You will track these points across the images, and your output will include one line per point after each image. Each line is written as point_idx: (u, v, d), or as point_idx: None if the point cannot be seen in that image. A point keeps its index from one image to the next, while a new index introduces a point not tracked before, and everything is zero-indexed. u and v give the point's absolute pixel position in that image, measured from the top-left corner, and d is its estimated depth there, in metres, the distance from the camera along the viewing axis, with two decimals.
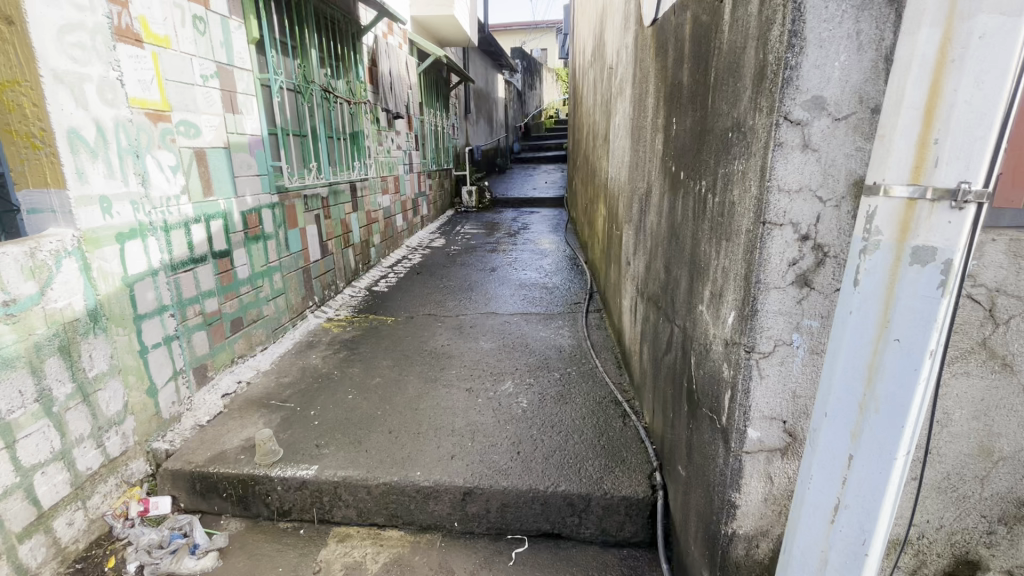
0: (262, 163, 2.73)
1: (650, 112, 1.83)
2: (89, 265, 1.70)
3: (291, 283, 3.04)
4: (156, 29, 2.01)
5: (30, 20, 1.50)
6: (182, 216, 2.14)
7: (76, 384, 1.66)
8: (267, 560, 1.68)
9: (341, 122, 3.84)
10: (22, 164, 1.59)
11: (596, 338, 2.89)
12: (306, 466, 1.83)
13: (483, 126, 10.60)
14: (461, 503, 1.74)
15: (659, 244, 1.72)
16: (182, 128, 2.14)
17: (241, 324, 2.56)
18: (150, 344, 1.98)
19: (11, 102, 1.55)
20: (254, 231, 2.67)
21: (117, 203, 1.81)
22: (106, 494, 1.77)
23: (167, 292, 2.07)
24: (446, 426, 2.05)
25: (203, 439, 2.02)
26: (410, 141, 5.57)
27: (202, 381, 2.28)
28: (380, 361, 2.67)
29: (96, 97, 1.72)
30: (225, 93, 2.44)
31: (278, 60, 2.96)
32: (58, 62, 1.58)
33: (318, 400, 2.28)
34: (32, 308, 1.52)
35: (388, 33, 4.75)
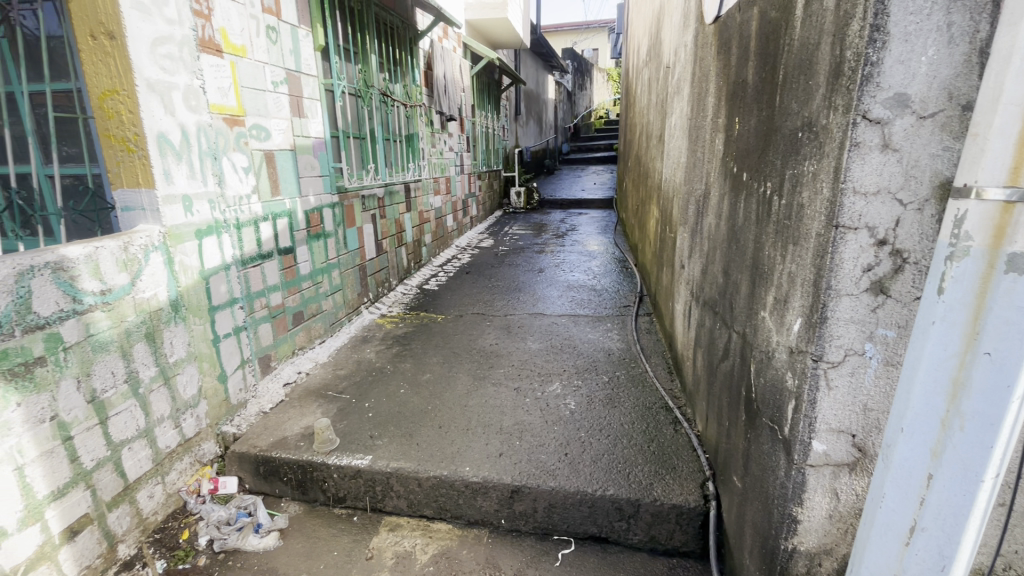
0: (324, 165, 2.86)
1: (710, 112, 1.79)
2: (172, 259, 1.85)
3: (348, 280, 3.17)
4: (234, 39, 2.14)
5: (128, 34, 1.64)
6: (253, 214, 2.28)
7: (158, 369, 1.80)
8: (323, 543, 1.76)
9: (398, 124, 3.96)
10: (118, 165, 1.75)
11: (646, 342, 2.84)
12: (361, 456, 1.90)
13: (533, 126, 10.66)
14: (508, 501, 1.75)
15: (717, 246, 1.68)
16: (255, 131, 2.28)
17: (302, 318, 2.70)
18: (222, 334, 2.12)
19: (111, 110, 1.70)
20: (316, 229, 2.80)
21: (197, 202, 1.95)
22: (182, 471, 1.91)
23: (238, 286, 2.20)
24: (494, 424, 2.08)
25: (266, 424, 2.14)
26: (462, 143, 5.67)
27: (267, 370, 2.42)
28: (430, 357, 2.74)
29: (182, 103, 1.86)
30: (293, 98, 2.57)
31: (341, 67, 3.09)
32: (150, 72, 1.73)
33: (372, 393, 2.37)
34: (124, 297, 1.67)
35: (442, 38, 4.87)
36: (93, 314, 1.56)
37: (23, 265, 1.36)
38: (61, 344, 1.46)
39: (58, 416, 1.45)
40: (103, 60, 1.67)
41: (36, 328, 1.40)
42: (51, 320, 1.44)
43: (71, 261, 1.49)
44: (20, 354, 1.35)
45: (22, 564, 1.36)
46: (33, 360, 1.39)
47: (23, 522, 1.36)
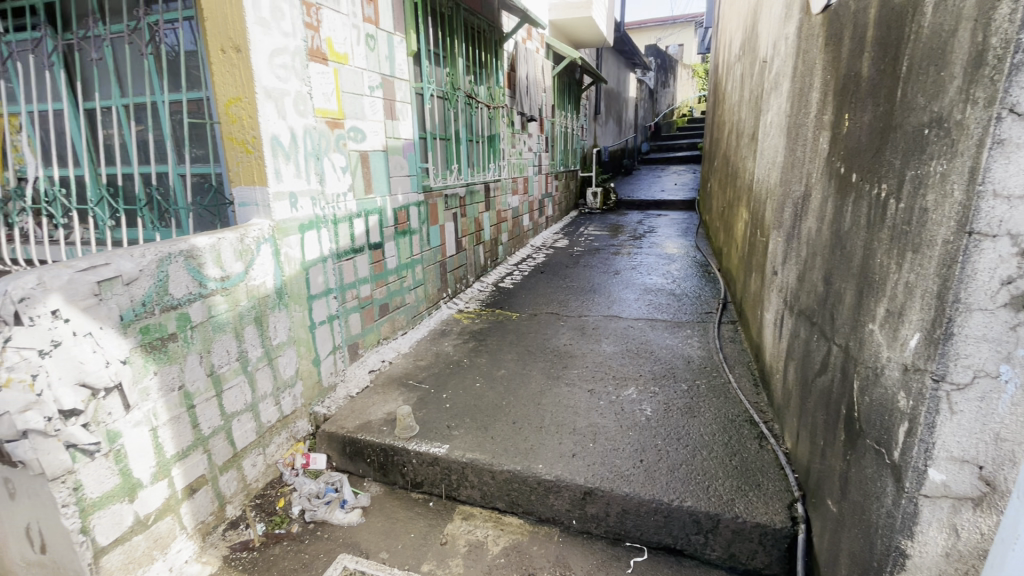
0: (412, 165, 3.00)
1: (814, 108, 1.67)
2: (279, 250, 2.03)
3: (429, 275, 3.30)
4: (338, 48, 2.31)
5: (252, 47, 1.83)
6: (348, 211, 2.44)
7: (264, 350, 1.99)
8: (401, 524, 1.86)
9: (481, 125, 4.06)
10: (238, 165, 1.95)
11: (730, 351, 2.70)
12: (438, 444, 1.98)
13: (613, 126, 10.48)
14: (581, 502, 1.75)
15: (817, 252, 1.57)
16: (353, 133, 2.44)
17: (387, 310, 2.85)
18: (318, 321, 2.29)
19: (234, 115, 1.90)
20: (403, 226, 2.94)
21: (301, 198, 2.12)
22: (280, 444, 2.09)
23: (334, 277, 2.38)
24: (568, 423, 2.08)
25: (353, 408, 2.29)
26: (541, 143, 5.70)
27: (354, 357, 2.58)
28: (505, 354, 2.79)
29: (293, 109, 2.04)
30: (387, 102, 2.72)
31: (431, 71, 3.23)
32: (268, 81, 1.91)
33: (449, 384, 2.46)
34: (239, 284, 1.86)
35: (526, 39, 4.93)
36: (214, 298, 1.75)
37: (163, 252, 1.56)
38: (189, 322, 1.66)
39: (184, 386, 1.65)
40: (230, 71, 1.86)
41: (171, 308, 1.59)
42: (183, 301, 1.63)
43: (199, 250, 1.68)
44: (157, 330, 1.55)
45: (153, 513, 1.56)
46: (168, 335, 1.58)
47: (155, 476, 1.56)
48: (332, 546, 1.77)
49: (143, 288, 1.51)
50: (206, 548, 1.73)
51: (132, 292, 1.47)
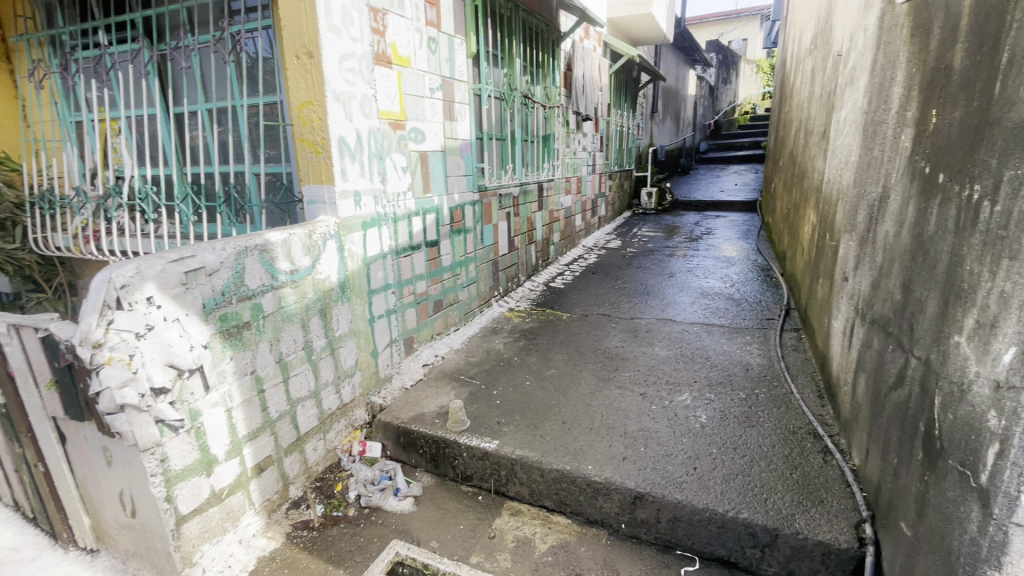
0: (469, 165, 3.06)
1: (896, 103, 1.56)
2: (343, 246, 2.13)
3: (482, 273, 3.35)
4: (402, 52, 2.39)
5: (323, 53, 1.93)
6: (407, 210, 2.52)
7: (327, 340, 2.09)
8: (451, 516, 1.90)
9: (536, 124, 4.08)
10: (308, 165, 2.06)
11: (792, 360, 2.58)
12: (488, 440, 2.01)
13: (670, 124, 10.20)
14: (630, 506, 1.72)
15: (895, 257, 1.47)
16: (413, 134, 2.51)
17: (441, 306, 2.92)
18: (376, 315, 2.38)
19: (306, 118, 2.01)
20: (458, 225, 3.01)
21: (364, 197, 2.21)
22: (339, 431, 2.20)
23: (392, 273, 2.47)
24: (619, 426, 2.06)
25: (407, 399, 2.37)
26: (596, 142, 5.65)
27: (409, 351, 2.67)
28: (555, 353, 2.79)
29: (359, 111, 2.13)
30: (447, 103, 2.79)
31: (489, 72, 3.28)
32: (337, 84, 2.00)
33: (500, 381, 2.49)
34: (307, 277, 1.97)
35: (583, 38, 4.90)
36: (284, 290, 1.86)
37: (241, 246, 1.68)
38: (261, 312, 1.77)
39: (256, 371, 1.77)
40: (304, 75, 1.97)
41: (246, 298, 1.71)
42: (257, 292, 1.75)
43: (272, 244, 1.80)
44: (234, 318, 1.67)
45: (226, 488, 1.68)
46: (243, 323, 1.70)
47: (229, 453, 1.68)
48: (386, 531, 1.84)
49: (223, 279, 1.62)
50: (271, 524, 1.84)
51: (214, 282, 1.59)
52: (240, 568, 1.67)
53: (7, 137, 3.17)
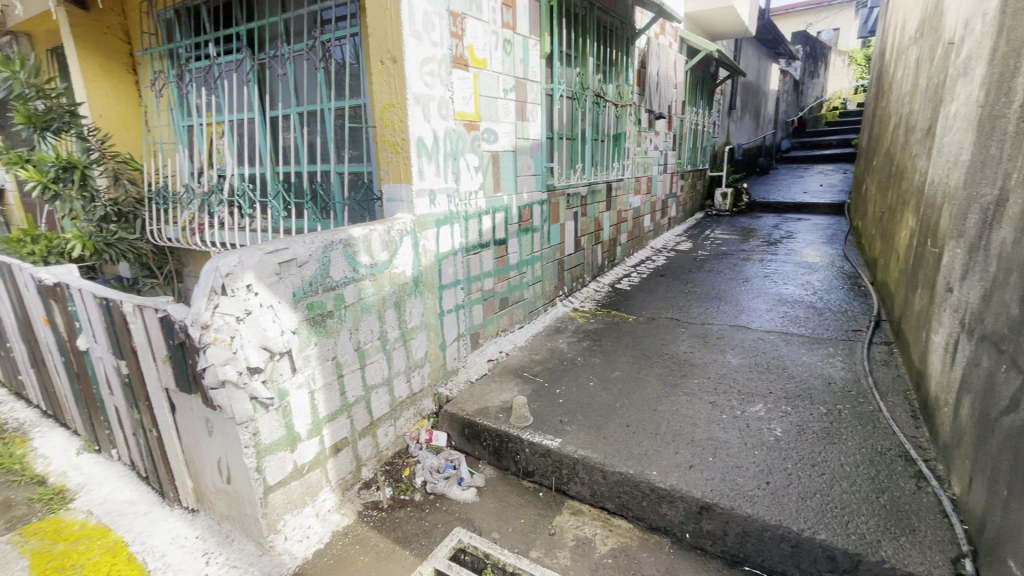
0: (539, 165, 3.08)
1: (1020, 97, 1.41)
2: (418, 242, 2.22)
3: (547, 272, 3.37)
4: (479, 55, 2.45)
5: (406, 58, 2.02)
6: (478, 208, 2.59)
7: (400, 331, 2.20)
8: (512, 509, 1.94)
9: (608, 124, 4.03)
10: (388, 165, 2.17)
11: (882, 376, 2.38)
12: (551, 437, 2.03)
13: (749, 122, 9.68)
14: (696, 516, 1.67)
15: (1012, 268, 1.33)
16: (486, 135, 2.57)
17: (507, 303, 2.97)
18: (446, 309, 2.47)
19: (388, 120, 2.12)
20: (526, 224, 3.04)
21: (439, 195, 2.30)
22: (408, 419, 2.30)
23: (462, 270, 2.54)
24: (686, 434, 2.00)
25: (472, 392, 2.43)
26: (668, 141, 5.48)
27: (475, 346, 2.74)
28: (621, 356, 2.76)
29: (437, 112, 2.21)
30: (519, 104, 2.83)
31: (562, 72, 3.28)
32: (418, 88, 2.09)
33: (563, 380, 2.50)
34: (385, 271, 2.08)
35: (659, 34, 4.78)
36: (364, 282, 1.98)
37: (327, 240, 1.80)
38: (343, 302, 1.89)
39: (337, 357, 1.89)
40: (388, 80, 2.08)
41: (330, 289, 1.83)
42: (340, 283, 1.87)
43: (355, 240, 1.91)
44: (319, 307, 1.79)
45: (306, 464, 1.81)
46: (327, 312, 1.83)
47: (310, 432, 1.81)
48: (449, 518, 1.90)
49: (311, 270, 1.75)
50: (345, 501, 1.97)
51: (304, 273, 1.72)
52: (317, 539, 1.80)
53: (131, 140, 3.59)
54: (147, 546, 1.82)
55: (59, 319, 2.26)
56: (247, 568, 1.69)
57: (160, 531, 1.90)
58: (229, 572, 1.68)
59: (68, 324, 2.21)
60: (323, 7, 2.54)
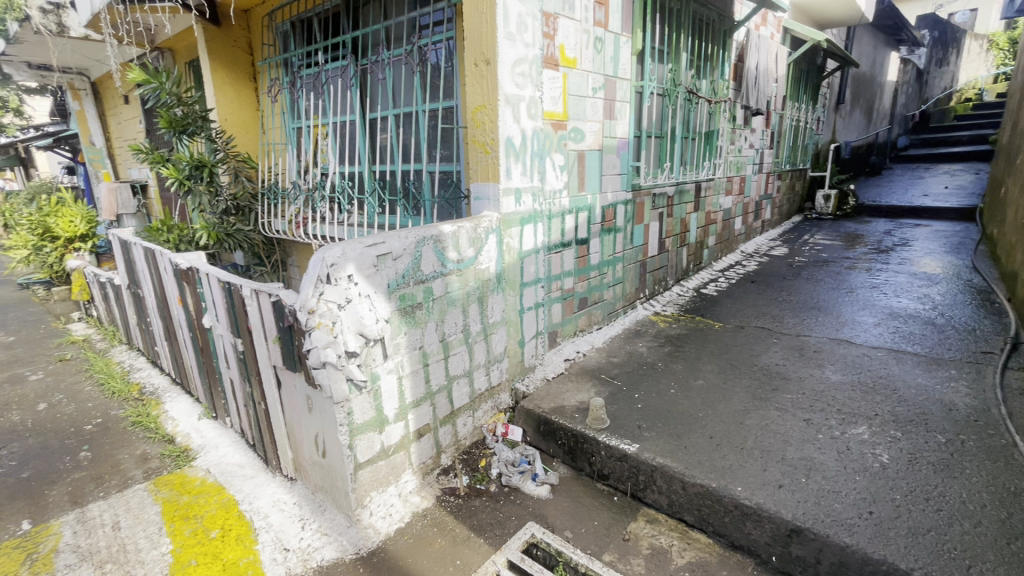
0: (625, 164, 3.03)
1: None
2: (502, 240, 2.27)
3: (629, 274, 3.30)
4: (569, 54, 2.45)
5: (499, 60, 2.07)
6: (562, 208, 2.60)
7: (482, 326, 2.26)
8: (585, 510, 1.93)
9: (699, 121, 3.86)
10: (477, 164, 2.24)
11: (1019, 407, 2.08)
12: (628, 442, 1.99)
13: (860, 117, 8.80)
14: (785, 539, 1.57)
15: None
16: (573, 134, 2.57)
17: (586, 303, 2.95)
18: (526, 307, 2.50)
19: (479, 121, 2.19)
20: (609, 224, 3.00)
21: (525, 194, 2.34)
22: (485, 411, 2.37)
23: (543, 269, 2.56)
24: (776, 451, 1.87)
25: (549, 390, 2.45)
26: (765, 139, 5.14)
27: (552, 344, 2.76)
28: (705, 364, 2.64)
29: (526, 112, 2.25)
30: (608, 102, 2.79)
31: (653, 68, 3.19)
32: (509, 88, 2.14)
33: (642, 385, 2.44)
34: (470, 267, 2.15)
35: (760, 24, 4.52)
36: (451, 277, 2.06)
37: (420, 235, 1.89)
38: (431, 295, 1.98)
39: (423, 347, 1.99)
40: (481, 81, 2.14)
41: (420, 282, 1.92)
42: (429, 277, 1.96)
43: (445, 236, 2.00)
44: (410, 298, 1.90)
45: (392, 445, 1.93)
46: (417, 304, 1.93)
47: (397, 416, 1.92)
48: (523, 512, 1.93)
49: (404, 263, 1.85)
50: (425, 485, 2.06)
51: (398, 266, 1.82)
52: (399, 517, 1.91)
53: (250, 141, 3.96)
54: (254, 506, 2.03)
55: (189, 300, 2.58)
56: (336, 537, 1.83)
57: (264, 494, 2.11)
58: (321, 539, 1.83)
59: (196, 304, 2.51)
60: (421, 13, 2.67)
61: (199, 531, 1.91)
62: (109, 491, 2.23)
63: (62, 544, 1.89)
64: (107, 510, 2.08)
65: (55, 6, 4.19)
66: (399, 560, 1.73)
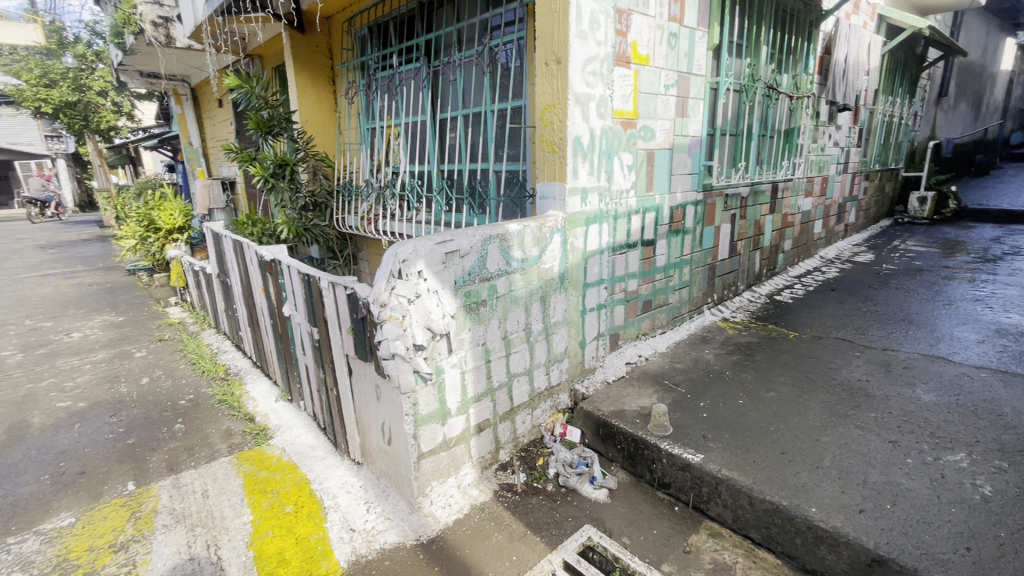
0: (696, 163, 2.92)
1: None
2: (567, 239, 2.26)
3: (697, 277, 3.18)
4: (642, 50, 2.40)
5: (570, 59, 2.06)
6: (628, 208, 2.55)
7: (544, 325, 2.27)
8: (644, 517, 1.89)
9: (778, 118, 3.65)
10: (544, 164, 2.25)
11: None
12: (692, 452, 1.93)
13: (965, 112, 7.95)
14: (865, 568, 1.46)
15: None
16: (643, 133, 2.51)
17: (650, 306, 2.88)
18: (588, 308, 2.48)
19: (548, 120, 2.19)
20: (677, 225, 2.91)
21: (591, 194, 2.31)
22: (544, 410, 2.37)
23: (607, 269, 2.53)
24: (857, 473, 1.74)
25: (609, 393, 2.41)
26: (852, 136, 4.77)
27: (614, 347, 2.71)
28: (777, 375, 2.50)
29: (596, 111, 2.22)
30: (680, 99, 2.70)
31: (730, 63, 3.05)
32: (579, 87, 2.12)
33: (708, 394, 2.35)
34: (534, 266, 2.16)
35: (851, 13, 4.20)
36: (514, 276, 2.08)
37: (486, 234, 1.92)
38: (495, 293, 2.01)
39: (486, 344, 2.02)
40: (551, 80, 2.14)
41: (485, 280, 1.96)
42: (494, 275, 1.99)
43: (510, 234, 2.02)
44: (475, 295, 1.94)
45: (454, 438, 1.98)
46: (481, 301, 1.96)
47: (459, 409, 1.97)
48: (580, 514, 1.92)
49: (471, 261, 1.89)
50: (483, 479, 2.10)
51: (464, 263, 1.86)
52: (458, 508, 1.96)
53: (327, 140, 4.18)
54: (324, 486, 2.16)
55: (272, 289, 2.77)
56: (398, 522, 1.91)
57: (333, 476, 2.23)
58: (384, 522, 1.92)
59: (277, 294, 2.69)
60: (493, 14, 2.72)
61: (276, 505, 2.06)
62: (199, 461, 2.45)
63: (160, 506, 2.10)
64: (197, 479, 2.29)
65: (165, 19, 4.64)
66: (457, 550, 1.77)
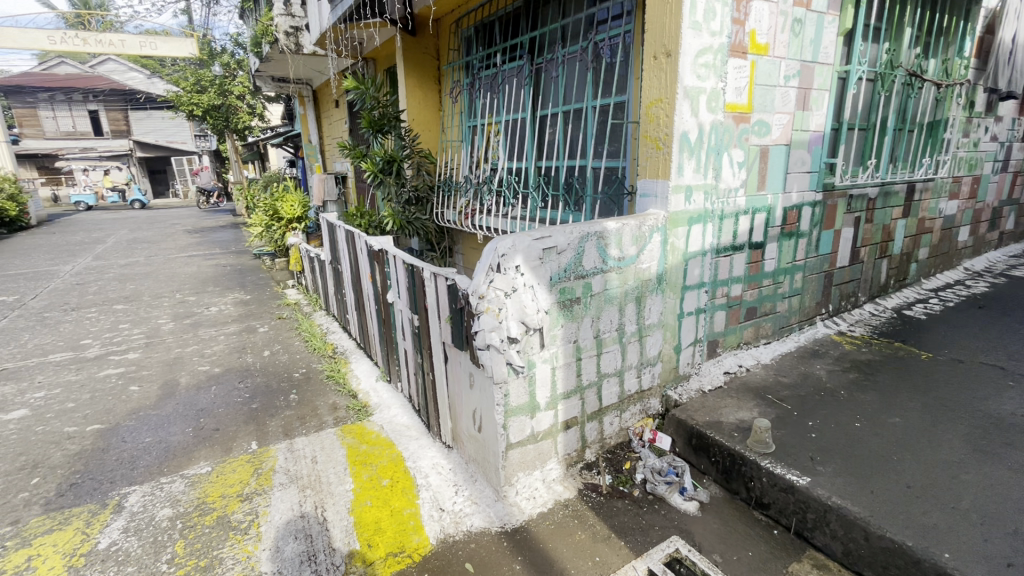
0: (816, 160, 2.67)
1: None
2: (667, 239, 2.18)
3: (810, 285, 2.91)
4: (760, 39, 2.23)
5: (681, 51, 1.98)
6: (736, 208, 2.39)
7: (638, 326, 2.21)
8: (738, 537, 1.78)
9: (920, 108, 3.22)
10: (647, 160, 2.19)
11: None
12: (798, 474, 1.78)
13: None
14: None
15: None
16: (757, 128, 2.35)
17: (754, 314, 2.69)
18: (686, 311, 2.38)
19: (653, 115, 2.12)
20: (791, 228, 2.68)
21: (696, 192, 2.20)
22: (633, 414, 2.32)
23: (709, 272, 2.40)
24: (1006, 522, 1.50)
25: (705, 403, 2.29)
26: (1016, 129, 4.08)
27: (711, 354, 2.57)
28: (904, 399, 2.22)
29: (706, 105, 2.11)
30: (802, 91, 2.48)
31: (864, 49, 2.74)
32: (689, 81, 2.03)
33: (818, 413, 2.15)
34: (631, 265, 2.10)
35: None
36: (610, 274, 2.05)
37: (585, 231, 1.91)
38: (590, 291, 2.00)
39: (578, 341, 2.01)
40: (659, 73, 2.07)
41: (580, 277, 1.94)
42: (589, 273, 1.97)
43: (609, 233, 1.98)
44: (570, 292, 1.93)
45: (542, 432, 2.00)
46: (576, 298, 1.96)
47: (548, 404, 1.99)
48: (667, 524, 1.85)
49: (567, 258, 1.88)
50: (568, 476, 2.10)
51: (561, 260, 1.86)
52: (542, 502, 1.98)
53: (431, 138, 4.38)
54: (417, 465, 2.29)
55: (378, 276, 2.97)
56: (484, 507, 1.97)
57: (425, 456, 2.35)
58: (471, 506, 1.99)
59: (383, 281, 2.89)
60: (600, 9, 2.68)
61: (374, 477, 2.22)
62: (309, 429, 2.71)
63: (278, 466, 2.36)
64: (308, 445, 2.54)
65: (295, 29, 5.12)
66: (540, 542, 1.79)
